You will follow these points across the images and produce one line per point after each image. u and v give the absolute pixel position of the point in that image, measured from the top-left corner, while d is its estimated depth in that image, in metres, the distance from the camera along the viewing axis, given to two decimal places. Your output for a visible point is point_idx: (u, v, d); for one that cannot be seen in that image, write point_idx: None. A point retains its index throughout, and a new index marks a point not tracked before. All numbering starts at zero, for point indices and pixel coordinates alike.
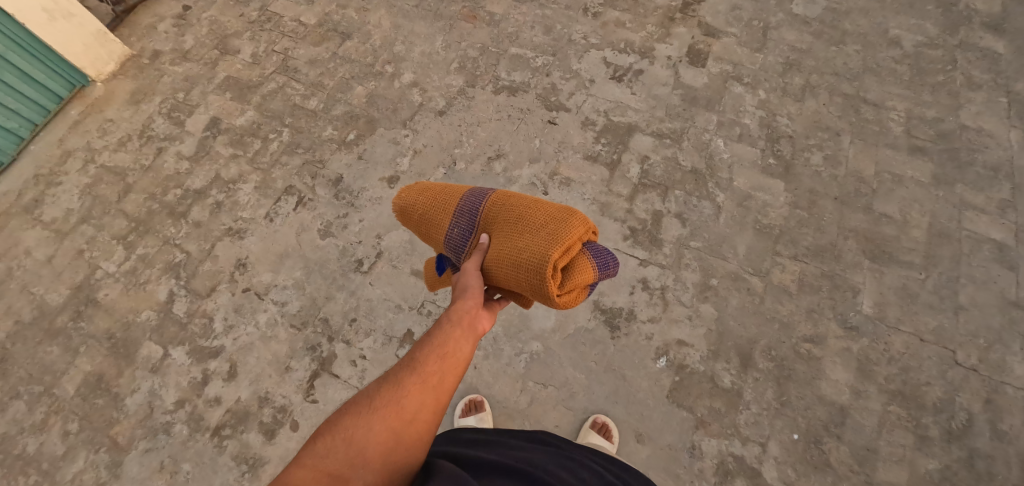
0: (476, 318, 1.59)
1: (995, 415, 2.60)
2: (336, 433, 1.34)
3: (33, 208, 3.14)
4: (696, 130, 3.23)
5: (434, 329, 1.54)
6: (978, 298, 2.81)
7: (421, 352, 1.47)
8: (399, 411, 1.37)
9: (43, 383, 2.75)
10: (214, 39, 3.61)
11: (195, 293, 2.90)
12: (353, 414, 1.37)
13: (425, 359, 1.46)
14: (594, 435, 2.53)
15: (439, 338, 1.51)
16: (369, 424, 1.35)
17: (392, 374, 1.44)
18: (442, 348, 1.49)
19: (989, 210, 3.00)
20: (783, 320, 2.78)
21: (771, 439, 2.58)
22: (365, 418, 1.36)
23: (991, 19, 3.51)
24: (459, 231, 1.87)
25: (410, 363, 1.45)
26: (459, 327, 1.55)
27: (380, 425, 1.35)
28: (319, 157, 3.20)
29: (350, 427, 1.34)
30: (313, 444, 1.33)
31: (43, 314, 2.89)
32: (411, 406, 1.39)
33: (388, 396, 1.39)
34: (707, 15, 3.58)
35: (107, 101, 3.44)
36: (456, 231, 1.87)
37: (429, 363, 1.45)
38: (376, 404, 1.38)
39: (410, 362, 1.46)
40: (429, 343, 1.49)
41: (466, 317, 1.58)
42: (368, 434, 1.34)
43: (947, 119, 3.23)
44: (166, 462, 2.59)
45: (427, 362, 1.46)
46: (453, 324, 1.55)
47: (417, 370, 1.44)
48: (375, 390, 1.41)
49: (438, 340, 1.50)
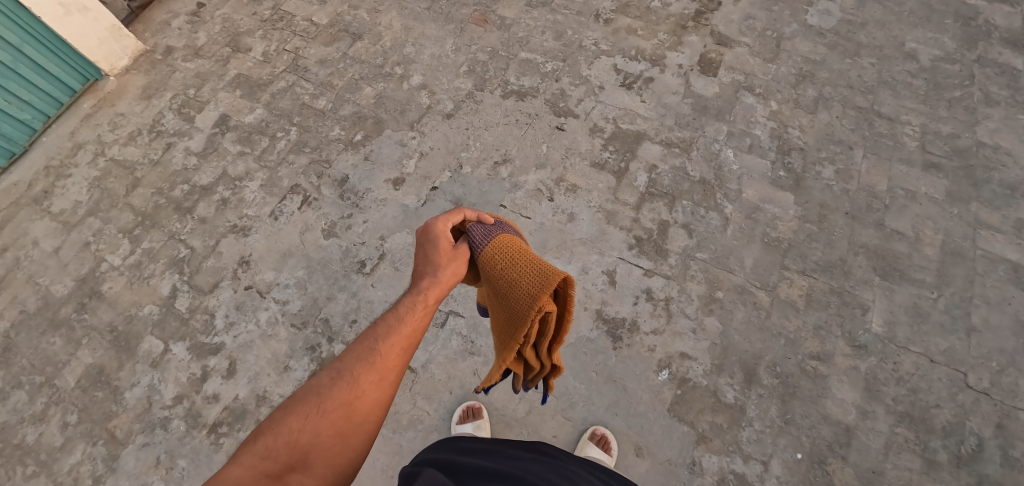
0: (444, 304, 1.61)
1: (1007, 441, 2.53)
2: (281, 434, 1.34)
3: (42, 199, 3.16)
4: (706, 139, 3.19)
5: (405, 315, 1.53)
6: (991, 320, 2.75)
7: (384, 346, 1.48)
8: (350, 415, 1.39)
9: (44, 374, 2.76)
10: (226, 36, 3.63)
11: (197, 289, 2.90)
12: (302, 415, 1.37)
13: (387, 354, 1.47)
14: (592, 448, 2.49)
15: (405, 328, 1.51)
16: (316, 427, 1.36)
17: (349, 370, 1.44)
18: (408, 340, 1.50)
19: (1005, 230, 2.93)
20: (789, 336, 2.73)
21: (773, 458, 2.53)
22: (314, 418, 1.37)
23: (1011, 34, 3.44)
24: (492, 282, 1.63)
25: (371, 359, 1.46)
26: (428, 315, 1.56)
27: (329, 429, 1.37)
28: (325, 156, 3.20)
29: (297, 430, 1.35)
30: (256, 442, 1.33)
31: (47, 305, 2.90)
32: (364, 409, 1.41)
33: (341, 398, 1.40)
34: (720, 24, 3.54)
35: (119, 95, 3.47)
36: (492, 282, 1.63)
37: (391, 357, 1.47)
38: (326, 406, 1.39)
39: (370, 356, 1.46)
40: (393, 335, 1.49)
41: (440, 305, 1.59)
42: (314, 438, 1.35)
43: (964, 135, 3.16)
44: (162, 458, 2.59)
45: (389, 355, 1.47)
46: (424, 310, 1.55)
47: (376, 368, 1.45)
48: (328, 390, 1.41)
49: (404, 329, 1.51)
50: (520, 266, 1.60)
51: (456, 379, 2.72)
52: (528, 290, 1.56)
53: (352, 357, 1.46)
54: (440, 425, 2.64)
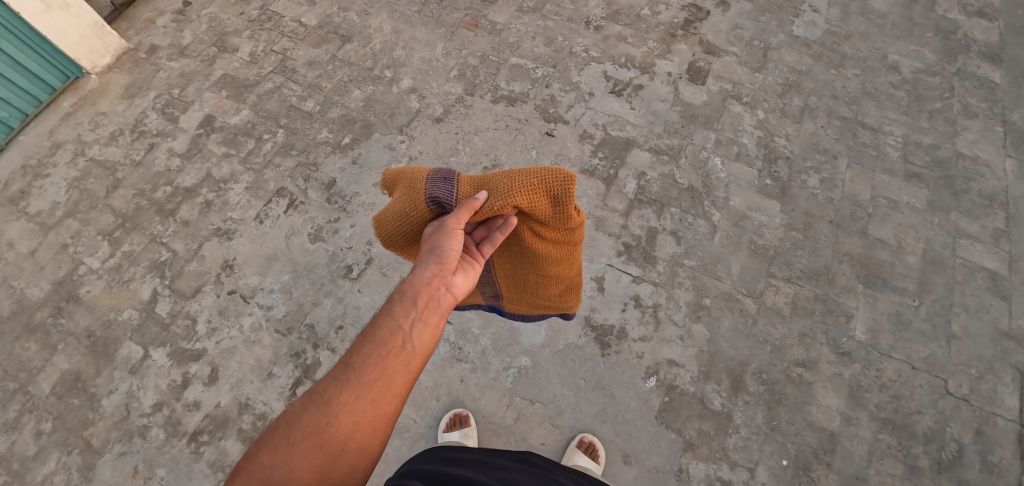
0: (433, 294, 1.62)
1: (986, 447, 2.58)
2: (253, 472, 1.37)
3: (19, 200, 3.08)
4: (694, 147, 3.21)
5: (379, 323, 1.54)
6: (971, 327, 2.79)
7: (359, 360, 1.50)
8: (326, 444, 1.41)
9: (18, 380, 2.68)
10: (212, 36, 3.57)
11: (179, 293, 2.84)
12: (271, 448, 1.40)
13: (362, 369, 1.48)
14: (580, 456, 2.49)
15: (383, 334, 1.53)
16: (290, 460, 1.38)
17: (321, 393, 1.46)
18: (386, 347, 1.51)
19: (983, 239, 2.99)
20: (775, 343, 2.75)
21: (760, 465, 2.55)
22: (285, 451, 1.40)
23: (989, 49, 3.52)
24: (439, 193, 1.70)
25: (342, 379, 1.47)
26: (413, 312, 1.57)
27: (303, 459, 1.39)
28: (313, 160, 3.16)
29: (269, 466, 1.37)
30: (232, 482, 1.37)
31: (22, 309, 2.82)
32: (341, 435, 1.42)
33: (313, 426, 1.42)
34: (709, 33, 3.58)
35: (100, 93, 3.39)
36: (438, 194, 1.70)
37: (366, 373, 1.48)
38: (295, 438, 1.41)
39: (344, 375, 1.48)
40: (368, 347, 1.51)
41: (423, 295, 1.60)
42: (287, 473, 1.37)
43: (944, 146, 3.23)
44: (140, 467, 2.52)
45: (365, 371, 1.48)
46: (405, 310, 1.57)
47: (350, 387, 1.46)
48: (298, 418, 1.43)
49: (381, 335, 1.52)
50: (417, 211, 1.73)
51: (443, 386, 2.69)
52: (400, 204, 1.75)
53: (326, 378, 1.49)
54: (426, 432, 2.61)
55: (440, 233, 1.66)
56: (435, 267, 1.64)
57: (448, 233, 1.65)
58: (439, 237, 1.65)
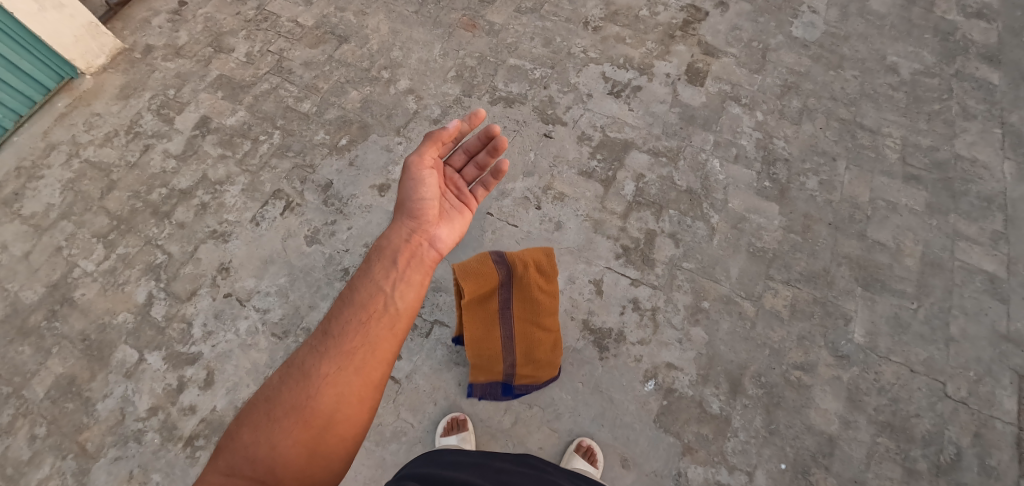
0: (410, 253, 1.68)
1: (984, 450, 2.57)
2: (237, 451, 1.40)
3: (13, 201, 3.05)
4: (693, 149, 3.20)
5: (358, 288, 1.59)
6: (969, 330, 2.79)
7: (337, 328, 1.53)
8: (309, 415, 1.44)
9: (12, 384, 2.66)
10: (208, 36, 3.55)
11: (175, 296, 2.82)
12: (253, 426, 1.42)
13: (340, 337, 1.52)
14: (578, 459, 2.47)
15: (361, 297, 1.58)
16: (274, 437, 1.41)
17: (299, 365, 1.49)
18: (364, 313, 1.55)
19: (981, 241, 2.99)
20: (774, 346, 2.74)
21: (758, 468, 2.54)
22: (268, 427, 1.42)
23: (987, 50, 3.51)
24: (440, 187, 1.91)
25: (322, 349, 1.51)
26: (392, 272, 1.63)
27: (288, 434, 1.42)
28: (310, 161, 3.14)
29: (252, 444, 1.40)
30: (217, 463, 1.39)
31: (16, 312, 2.80)
32: (325, 405, 1.45)
33: (294, 401, 1.45)
34: (707, 34, 3.57)
35: (95, 94, 3.36)
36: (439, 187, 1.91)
37: (346, 341, 1.51)
38: (277, 413, 1.44)
39: (323, 346, 1.51)
40: (348, 314, 1.55)
41: (401, 254, 1.67)
42: (273, 450, 1.40)
43: (943, 148, 3.22)
44: (135, 472, 2.50)
45: (344, 340, 1.52)
46: (383, 272, 1.62)
47: (330, 357, 1.49)
48: (279, 393, 1.46)
49: (360, 301, 1.57)
50: None
51: (440, 390, 2.68)
52: None
53: (304, 351, 1.52)
54: (424, 437, 2.60)
55: (414, 179, 1.78)
56: (411, 222, 1.74)
57: (421, 180, 1.78)
58: (414, 182, 1.78)
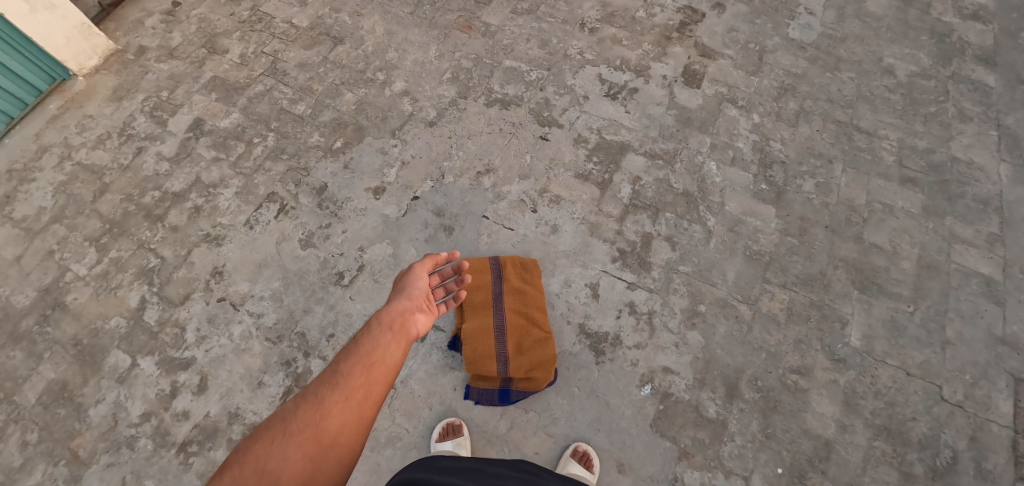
0: (406, 321, 1.68)
1: (980, 453, 2.57)
2: (247, 464, 1.38)
3: (4, 205, 3.02)
4: (689, 151, 3.19)
5: (363, 339, 1.59)
6: (965, 333, 2.78)
7: (345, 366, 1.53)
8: (319, 435, 1.42)
9: (3, 390, 2.63)
10: (202, 37, 3.52)
11: (168, 301, 2.79)
12: (266, 441, 1.41)
13: (348, 374, 1.52)
14: (574, 465, 2.46)
15: (365, 347, 1.57)
16: (285, 451, 1.40)
17: (312, 392, 1.49)
18: (370, 359, 1.55)
19: (977, 244, 2.98)
20: (770, 350, 2.74)
21: (754, 473, 2.53)
22: (280, 443, 1.41)
23: (983, 52, 3.51)
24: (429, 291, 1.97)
25: (333, 379, 1.50)
26: (389, 332, 1.62)
27: (297, 449, 1.40)
28: (304, 164, 3.12)
29: (263, 457, 1.39)
30: (225, 476, 1.37)
31: (7, 317, 2.77)
32: (332, 428, 1.44)
33: (307, 421, 1.44)
34: (704, 35, 3.55)
35: (87, 96, 3.34)
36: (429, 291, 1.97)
37: (354, 376, 1.51)
38: (292, 429, 1.43)
39: (333, 377, 1.51)
40: (355, 356, 1.55)
41: (397, 320, 1.67)
42: (282, 463, 1.38)
43: (939, 150, 3.22)
44: (128, 478, 2.49)
45: (353, 375, 1.51)
46: (383, 332, 1.62)
47: (340, 387, 1.49)
48: (294, 413, 1.45)
49: (366, 348, 1.57)
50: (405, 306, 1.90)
51: (436, 395, 2.66)
52: None
53: (316, 381, 1.51)
54: (419, 442, 2.58)
55: (414, 275, 1.87)
56: (407, 300, 1.75)
57: (420, 276, 1.86)
58: (412, 275, 1.86)
